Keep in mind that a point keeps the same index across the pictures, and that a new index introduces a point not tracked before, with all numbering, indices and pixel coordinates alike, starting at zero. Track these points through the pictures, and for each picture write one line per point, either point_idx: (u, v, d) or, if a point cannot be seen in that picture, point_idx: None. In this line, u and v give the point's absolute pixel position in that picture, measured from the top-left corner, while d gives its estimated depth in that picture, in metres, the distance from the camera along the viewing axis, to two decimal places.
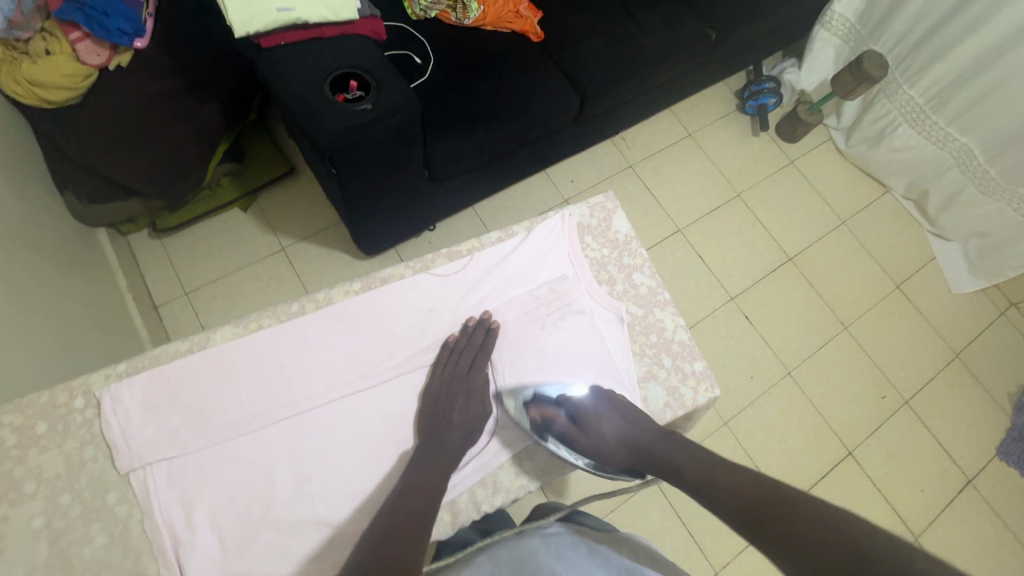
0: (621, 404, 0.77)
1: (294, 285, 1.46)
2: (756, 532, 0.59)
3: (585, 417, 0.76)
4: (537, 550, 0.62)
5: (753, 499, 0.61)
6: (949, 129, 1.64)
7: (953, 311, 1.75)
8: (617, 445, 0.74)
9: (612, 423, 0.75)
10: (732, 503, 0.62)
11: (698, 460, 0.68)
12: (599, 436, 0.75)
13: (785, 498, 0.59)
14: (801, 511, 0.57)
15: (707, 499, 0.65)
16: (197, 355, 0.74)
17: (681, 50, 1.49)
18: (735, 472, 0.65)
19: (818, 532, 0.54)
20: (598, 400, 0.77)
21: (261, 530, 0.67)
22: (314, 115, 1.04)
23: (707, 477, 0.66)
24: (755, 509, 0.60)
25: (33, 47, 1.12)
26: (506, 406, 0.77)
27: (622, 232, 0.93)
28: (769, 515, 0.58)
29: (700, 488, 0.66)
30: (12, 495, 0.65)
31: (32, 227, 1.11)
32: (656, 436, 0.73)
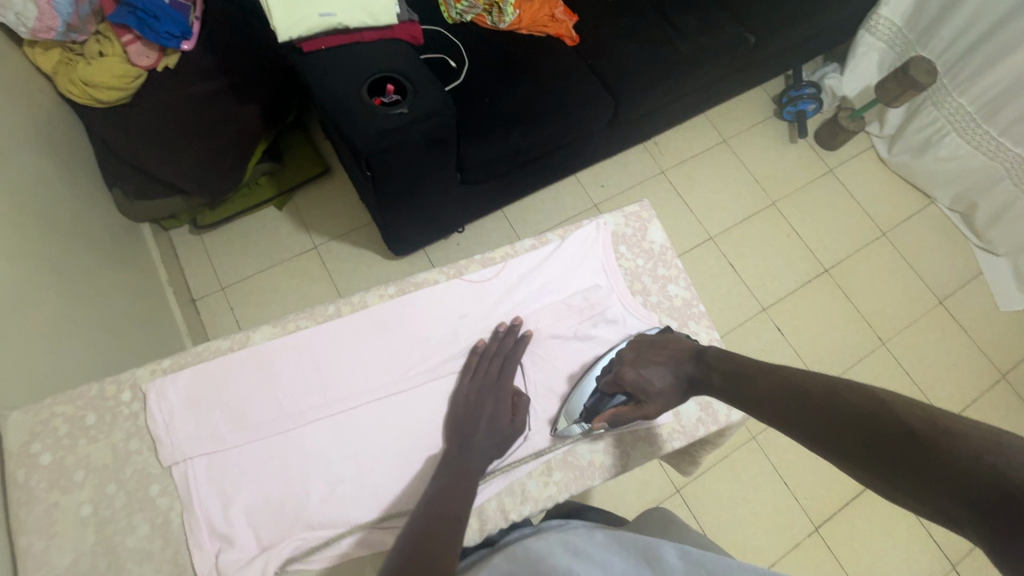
0: (652, 351, 0.76)
1: (326, 283, 1.49)
2: (785, 421, 0.60)
3: (641, 393, 0.73)
4: (553, 550, 0.60)
5: (778, 396, 0.62)
6: (1001, 139, 1.56)
7: (1000, 329, 1.67)
8: (676, 388, 0.73)
9: (659, 373, 0.73)
10: (764, 408, 0.63)
11: (731, 373, 0.68)
12: (661, 396, 0.73)
13: (811, 392, 0.58)
14: (819, 394, 0.57)
15: (741, 404, 0.66)
16: (238, 353, 0.76)
17: (718, 55, 1.47)
18: (760, 378, 0.65)
19: (838, 419, 0.54)
20: (636, 363, 0.75)
21: (295, 528, 0.69)
22: (352, 118, 1.06)
23: (737, 383, 0.67)
24: (787, 410, 0.60)
25: (88, 49, 1.17)
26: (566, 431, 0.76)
27: (657, 242, 0.91)
28: (796, 412, 0.59)
29: (732, 394, 0.67)
30: (62, 483, 0.68)
31: (83, 221, 1.15)
32: (693, 363, 0.73)
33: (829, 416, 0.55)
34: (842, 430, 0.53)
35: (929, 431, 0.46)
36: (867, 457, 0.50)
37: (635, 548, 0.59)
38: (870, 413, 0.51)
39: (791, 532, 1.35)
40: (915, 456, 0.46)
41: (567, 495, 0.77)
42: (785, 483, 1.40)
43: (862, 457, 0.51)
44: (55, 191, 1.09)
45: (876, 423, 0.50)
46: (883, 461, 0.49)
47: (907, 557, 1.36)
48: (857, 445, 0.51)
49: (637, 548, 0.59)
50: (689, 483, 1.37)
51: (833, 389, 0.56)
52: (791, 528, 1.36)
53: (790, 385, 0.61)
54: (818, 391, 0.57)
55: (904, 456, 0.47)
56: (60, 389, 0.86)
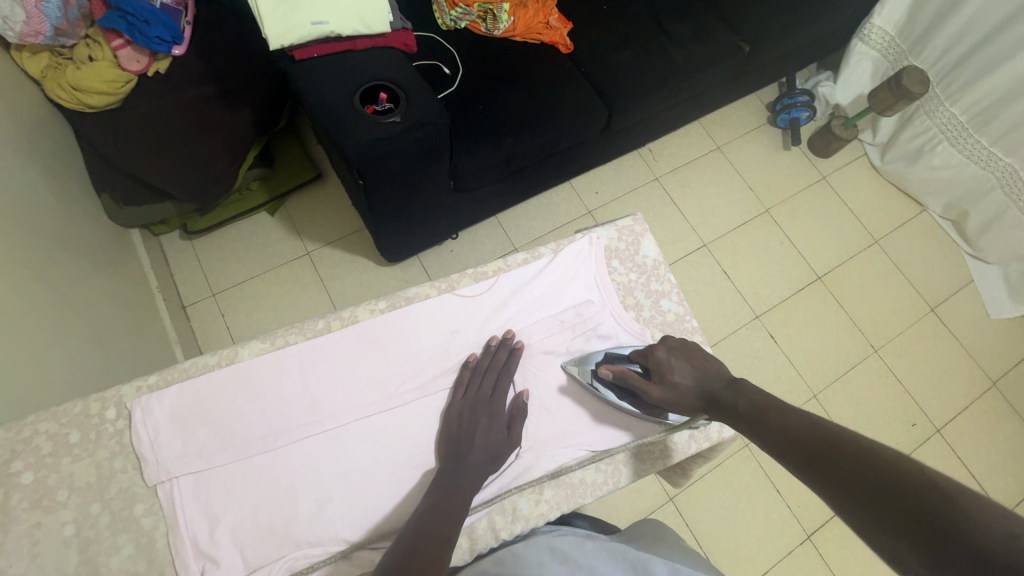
0: (693, 353, 0.76)
1: (318, 290, 1.48)
2: (804, 469, 0.56)
3: (658, 367, 0.75)
4: (542, 558, 0.60)
5: (801, 441, 0.58)
6: (992, 149, 1.57)
7: (990, 338, 1.68)
8: (691, 395, 0.73)
9: (685, 369, 0.75)
10: (784, 446, 0.59)
11: (760, 405, 0.66)
12: (673, 386, 0.74)
13: (841, 440, 0.54)
14: (847, 449, 0.53)
15: (757, 436, 0.64)
16: (225, 369, 0.75)
17: (712, 64, 1.47)
18: (787, 415, 0.62)
19: (864, 478, 0.49)
20: (672, 350, 0.76)
21: (282, 549, 0.68)
22: (343, 127, 1.05)
23: (760, 418, 0.64)
24: (808, 452, 0.56)
25: (78, 54, 1.15)
26: (573, 374, 0.80)
27: (650, 256, 0.91)
28: (818, 457, 0.55)
29: (751, 422, 0.65)
30: (44, 502, 0.66)
31: (70, 229, 1.14)
32: (723, 385, 0.72)
33: (857, 473, 0.50)
34: (867, 490, 0.49)
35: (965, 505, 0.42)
36: (881, 515, 0.47)
37: (624, 557, 0.60)
38: (899, 473, 0.47)
39: (783, 541, 1.35)
40: (937, 524, 0.43)
41: (558, 514, 0.76)
42: (777, 491, 1.40)
43: (874, 515, 0.47)
44: (42, 199, 1.08)
45: (902, 486, 0.46)
46: (894, 523, 0.45)
47: None
48: (881, 513, 0.47)
49: (624, 557, 0.60)
50: (682, 492, 1.37)
51: (864, 444, 0.52)
52: (783, 537, 1.36)
53: (818, 428, 0.58)
54: (848, 441, 0.54)
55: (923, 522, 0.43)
56: (53, 400, 0.87)
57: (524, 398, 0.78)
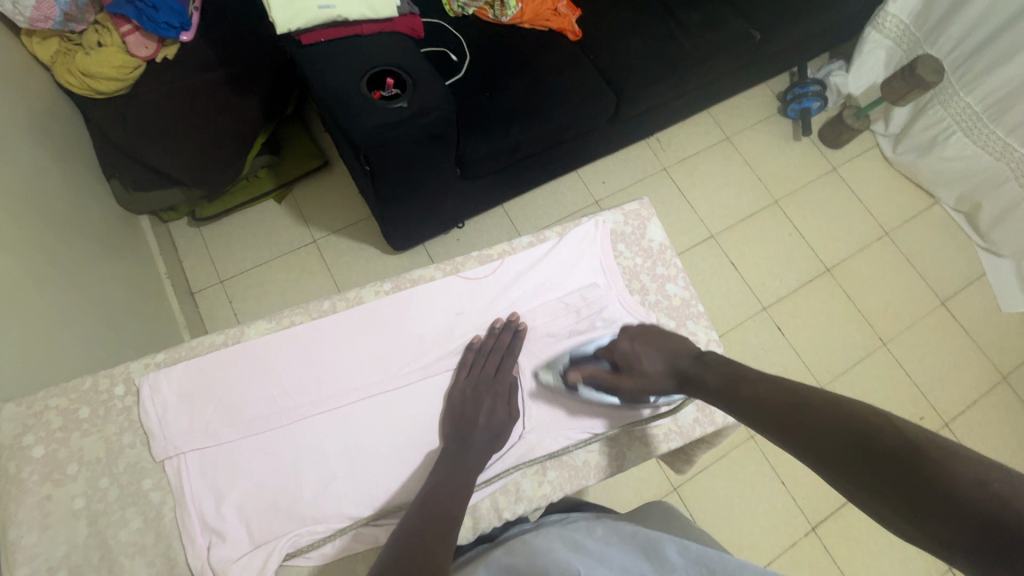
0: (655, 338, 0.78)
1: (324, 277, 1.48)
2: (780, 435, 0.60)
3: (625, 358, 0.77)
4: (553, 545, 0.59)
5: (774, 408, 0.62)
6: (1008, 139, 1.54)
7: (1001, 331, 1.66)
8: (663, 375, 0.75)
9: (651, 354, 0.76)
10: (760, 418, 0.63)
11: (730, 378, 0.69)
12: (644, 373, 0.75)
13: (814, 406, 0.58)
14: (821, 411, 0.57)
15: (730, 408, 0.67)
16: (232, 348, 0.76)
17: (722, 51, 1.45)
18: (756, 386, 0.66)
19: (839, 435, 0.54)
20: (634, 339, 0.79)
21: (288, 525, 0.69)
22: (350, 111, 1.04)
23: (729, 390, 0.68)
24: (783, 420, 0.60)
25: (87, 39, 1.16)
26: (544, 380, 0.79)
27: (656, 241, 0.91)
28: (796, 424, 0.58)
29: (723, 396, 0.68)
30: (54, 476, 0.67)
31: (80, 212, 1.15)
32: (690, 361, 0.74)
33: (832, 433, 0.54)
34: (844, 449, 0.53)
35: (932, 451, 0.46)
36: (859, 471, 0.51)
37: (636, 542, 0.59)
38: (870, 429, 0.51)
39: (786, 532, 1.35)
40: (914, 477, 0.46)
41: (561, 495, 0.77)
42: (782, 483, 1.39)
43: (851, 472, 0.51)
44: (52, 182, 1.09)
45: (874, 440, 0.51)
46: (873, 479, 0.49)
47: (901, 557, 1.36)
48: (861, 467, 0.51)
49: (635, 541, 0.59)
50: (686, 481, 1.37)
51: (838, 408, 0.56)
52: (787, 527, 1.35)
53: (792, 397, 0.61)
54: (819, 404, 0.58)
55: (897, 477, 0.48)
56: (65, 376, 0.88)
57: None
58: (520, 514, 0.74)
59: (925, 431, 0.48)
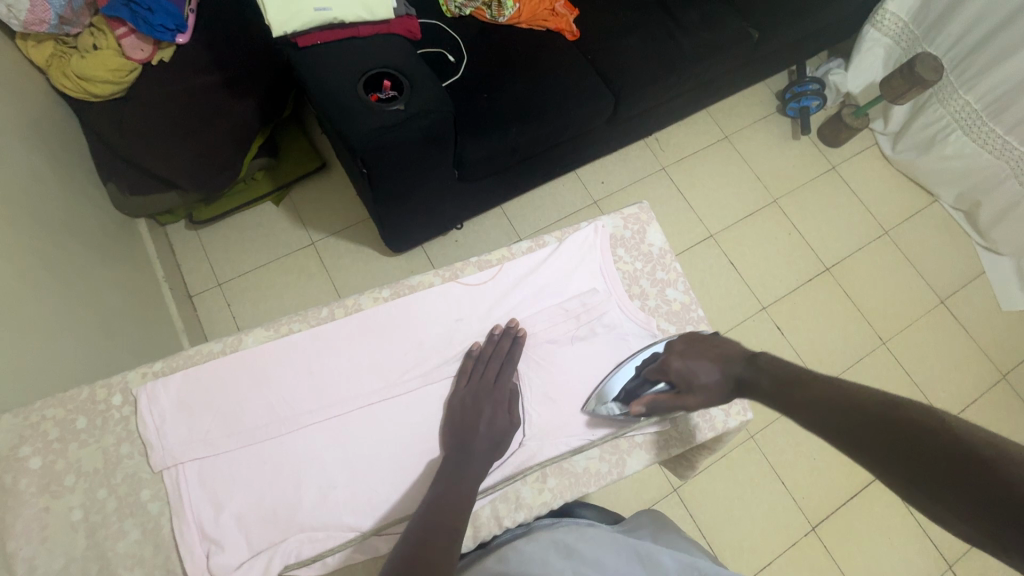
0: (706, 347, 0.74)
1: (323, 280, 1.48)
2: (833, 434, 0.55)
3: (683, 379, 0.73)
4: (545, 553, 0.58)
5: (829, 405, 0.56)
6: (1008, 138, 1.53)
7: (1000, 330, 1.66)
8: (721, 384, 0.69)
9: (707, 367, 0.71)
10: (814, 416, 0.57)
11: (783, 378, 0.62)
12: (705, 388, 0.71)
13: (861, 401, 0.53)
14: (880, 407, 0.51)
15: (778, 404, 0.62)
16: (230, 357, 0.75)
17: (720, 50, 1.44)
18: (810, 383, 0.59)
19: (904, 436, 0.48)
20: (684, 354, 0.75)
21: (288, 535, 0.69)
22: (347, 115, 1.04)
23: (782, 390, 0.61)
24: (838, 417, 0.54)
25: (82, 42, 1.15)
26: (601, 414, 0.78)
27: (656, 245, 0.90)
28: (854, 423, 0.53)
29: (774, 394, 0.62)
30: (52, 487, 0.67)
31: (76, 217, 1.14)
32: (743, 364, 0.68)
33: (896, 433, 0.49)
34: (909, 451, 0.47)
35: (1007, 458, 0.42)
36: (925, 477, 0.46)
37: (627, 547, 0.59)
38: (920, 426, 0.48)
39: (787, 533, 1.35)
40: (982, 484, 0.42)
41: (562, 502, 0.76)
42: (782, 483, 1.39)
43: (913, 476, 0.47)
44: (47, 188, 1.08)
45: (943, 442, 0.46)
46: (939, 485, 0.45)
47: (902, 556, 1.36)
48: (924, 471, 0.46)
49: (627, 546, 0.60)
50: (686, 483, 1.37)
51: (887, 404, 0.51)
52: (787, 528, 1.36)
53: (842, 393, 0.56)
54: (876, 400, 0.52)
55: (952, 477, 0.44)
56: (60, 387, 0.87)
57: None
58: (519, 522, 0.74)
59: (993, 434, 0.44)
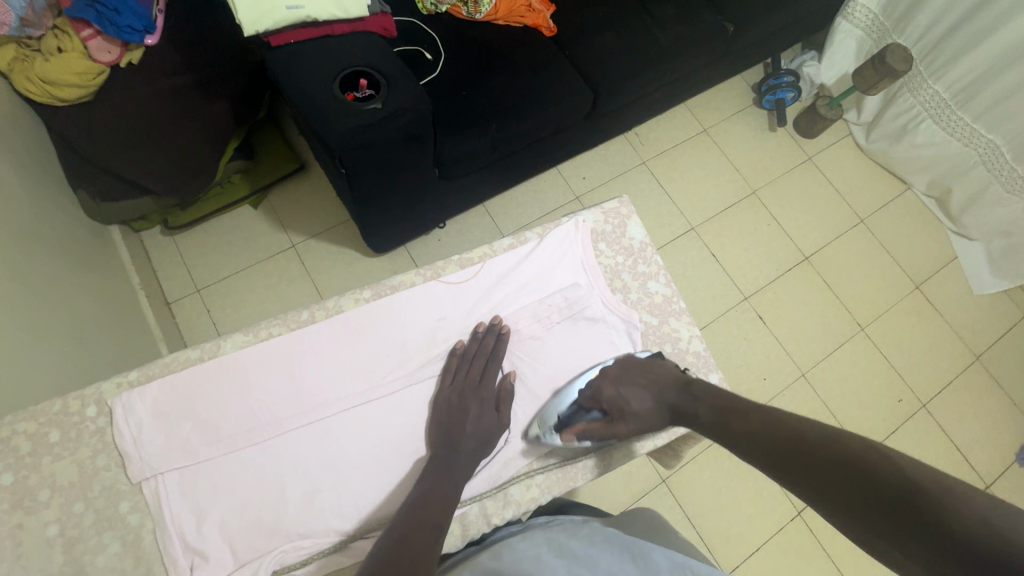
0: (637, 374, 0.76)
1: (305, 283, 1.46)
2: (777, 468, 0.59)
3: (616, 407, 0.74)
4: (538, 551, 0.58)
5: (771, 440, 0.61)
6: (975, 126, 1.57)
7: (973, 313, 1.70)
8: (655, 413, 0.73)
9: (640, 396, 0.74)
10: (757, 451, 0.62)
11: (721, 410, 0.68)
12: (637, 416, 0.73)
13: (810, 441, 0.58)
14: (819, 445, 0.56)
15: (720, 439, 0.67)
16: (208, 363, 0.74)
17: (697, 45, 1.46)
18: (751, 417, 0.65)
19: (841, 475, 0.53)
20: (617, 381, 0.75)
21: (273, 542, 0.68)
22: (323, 115, 1.02)
23: (722, 422, 0.67)
24: (780, 454, 0.59)
25: (46, 45, 1.11)
26: (536, 439, 0.75)
27: (636, 239, 0.91)
28: (794, 459, 0.58)
29: (719, 433, 0.66)
30: (26, 503, 0.65)
31: (46, 226, 1.11)
32: (677, 392, 0.73)
33: (834, 469, 0.54)
34: (848, 488, 0.52)
35: (929, 489, 0.47)
36: (863, 511, 0.50)
37: (620, 547, 0.59)
38: (861, 463, 0.52)
39: (774, 518, 1.37)
40: (916, 517, 0.46)
41: (549, 498, 0.77)
42: None
43: (854, 512, 0.51)
44: (14, 196, 1.05)
45: (875, 477, 0.50)
46: (877, 519, 0.49)
47: None
48: (865, 509, 0.50)
49: (621, 543, 0.59)
50: (674, 473, 1.38)
51: (830, 442, 0.56)
52: (774, 514, 1.38)
53: (791, 429, 0.60)
54: (815, 438, 0.57)
55: (894, 513, 0.48)
56: (56, 393, 0.89)
57: (509, 380, 0.77)
58: (507, 518, 0.74)
59: (919, 466, 0.49)
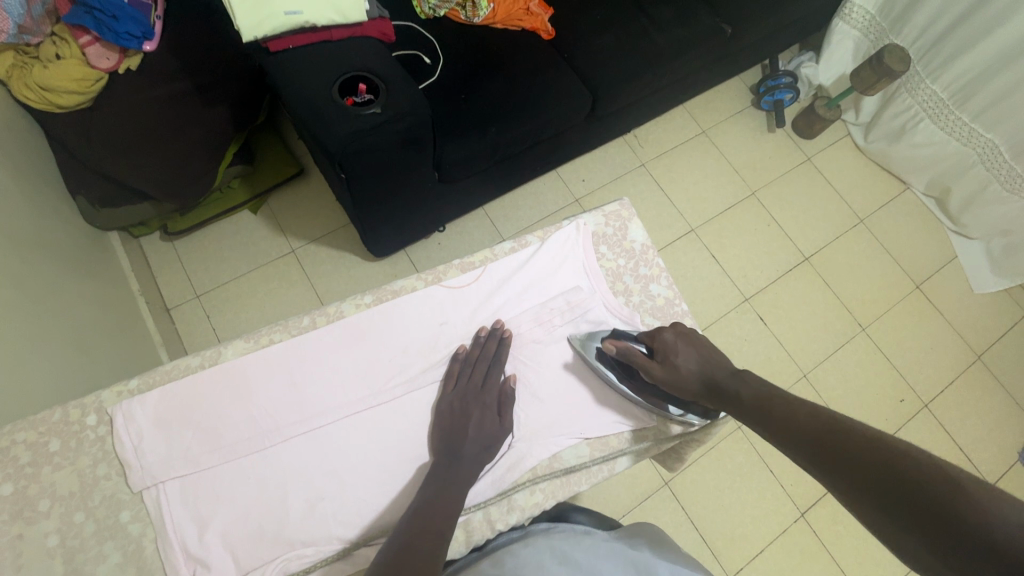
0: (700, 341, 0.76)
1: (305, 288, 1.45)
2: (811, 462, 0.57)
3: (665, 347, 0.76)
4: (541, 557, 0.58)
5: (807, 432, 0.58)
6: (974, 125, 1.57)
7: (974, 312, 1.70)
8: (694, 378, 0.74)
9: (691, 356, 0.75)
10: (792, 443, 0.59)
11: (762, 398, 0.66)
12: (678, 367, 0.74)
13: (850, 436, 0.55)
14: (857, 444, 0.53)
15: (755, 424, 0.65)
16: (209, 370, 0.73)
17: (695, 47, 1.46)
18: (789, 407, 0.63)
19: (879, 476, 0.50)
20: (680, 333, 0.77)
21: (275, 550, 0.67)
22: (322, 119, 1.02)
23: (760, 408, 0.65)
24: (815, 446, 0.57)
25: (44, 51, 1.11)
26: (575, 344, 0.81)
27: (638, 241, 0.90)
28: (830, 455, 0.55)
29: (758, 417, 0.65)
30: (26, 514, 0.65)
31: (45, 233, 1.11)
32: (727, 375, 0.72)
33: (872, 467, 0.50)
34: (885, 490, 0.49)
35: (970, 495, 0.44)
36: (899, 515, 0.47)
37: (624, 559, 0.59)
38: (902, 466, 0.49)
39: (778, 520, 1.37)
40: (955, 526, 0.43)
41: (554, 503, 0.76)
42: (770, 471, 1.41)
43: (889, 515, 0.48)
44: (13, 203, 1.04)
45: (915, 482, 0.47)
46: (914, 524, 0.46)
47: None
48: (900, 515, 0.47)
49: (625, 556, 0.59)
50: (677, 475, 1.38)
51: (870, 441, 0.53)
52: (778, 516, 1.37)
53: (825, 422, 0.58)
54: (853, 437, 0.54)
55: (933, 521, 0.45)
56: (56, 401, 0.89)
57: (511, 383, 0.77)
58: (510, 524, 0.73)
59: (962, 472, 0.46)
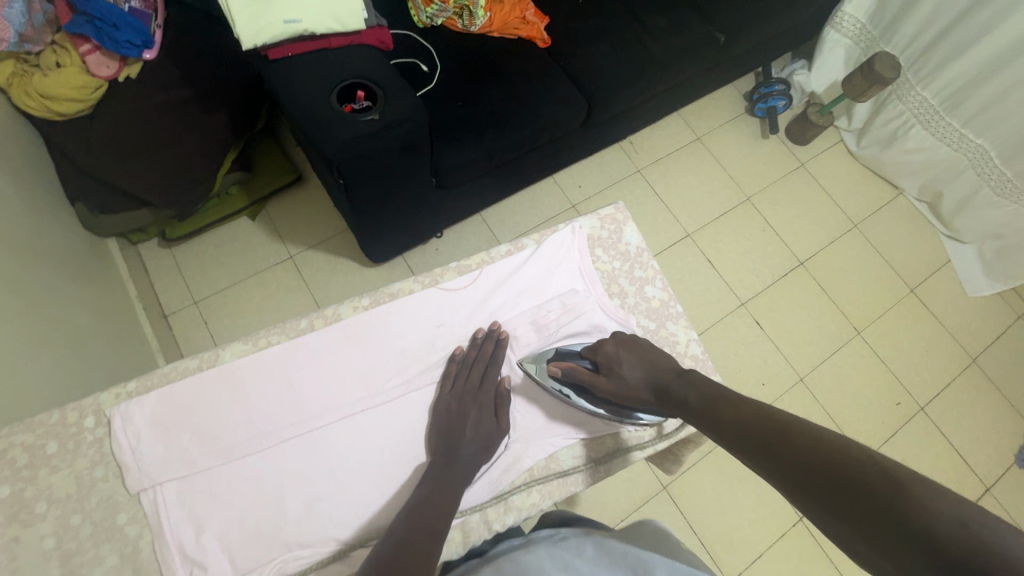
0: (642, 346, 0.77)
1: (303, 294, 1.46)
2: (761, 462, 0.57)
3: (607, 360, 0.76)
4: (542, 564, 0.57)
5: (757, 431, 0.58)
6: (964, 131, 1.60)
7: (968, 315, 1.72)
8: (642, 386, 0.73)
9: (634, 364, 0.75)
10: (743, 444, 0.59)
11: (711, 398, 0.66)
12: (623, 378, 0.74)
13: (794, 436, 0.54)
14: (804, 443, 0.53)
15: (706, 427, 0.65)
16: (207, 372, 0.74)
17: (689, 55, 1.48)
18: (740, 408, 0.62)
19: (824, 473, 0.49)
20: (619, 342, 0.77)
21: (272, 551, 0.67)
22: (320, 125, 1.03)
23: (709, 410, 0.65)
24: (763, 446, 0.57)
25: (44, 60, 1.11)
26: (528, 372, 0.79)
27: (633, 244, 0.91)
28: (778, 454, 0.55)
29: (707, 420, 0.65)
30: (23, 516, 0.65)
31: (43, 238, 1.11)
32: (673, 376, 0.72)
33: (817, 465, 0.50)
34: (832, 487, 0.48)
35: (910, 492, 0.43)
36: (845, 512, 0.47)
37: (620, 556, 0.58)
38: (848, 464, 0.48)
39: (776, 524, 1.37)
40: (897, 522, 0.43)
41: (551, 504, 0.76)
42: None
43: (836, 514, 0.47)
44: (12, 209, 1.05)
45: (860, 479, 0.47)
46: (858, 521, 0.45)
47: None
48: (846, 513, 0.46)
49: (619, 554, 0.59)
50: (675, 480, 1.38)
51: (818, 439, 0.52)
52: (776, 519, 1.37)
53: (772, 423, 0.57)
54: (801, 435, 0.54)
55: (876, 518, 0.44)
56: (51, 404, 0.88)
57: (507, 385, 0.77)
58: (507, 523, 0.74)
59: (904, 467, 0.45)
